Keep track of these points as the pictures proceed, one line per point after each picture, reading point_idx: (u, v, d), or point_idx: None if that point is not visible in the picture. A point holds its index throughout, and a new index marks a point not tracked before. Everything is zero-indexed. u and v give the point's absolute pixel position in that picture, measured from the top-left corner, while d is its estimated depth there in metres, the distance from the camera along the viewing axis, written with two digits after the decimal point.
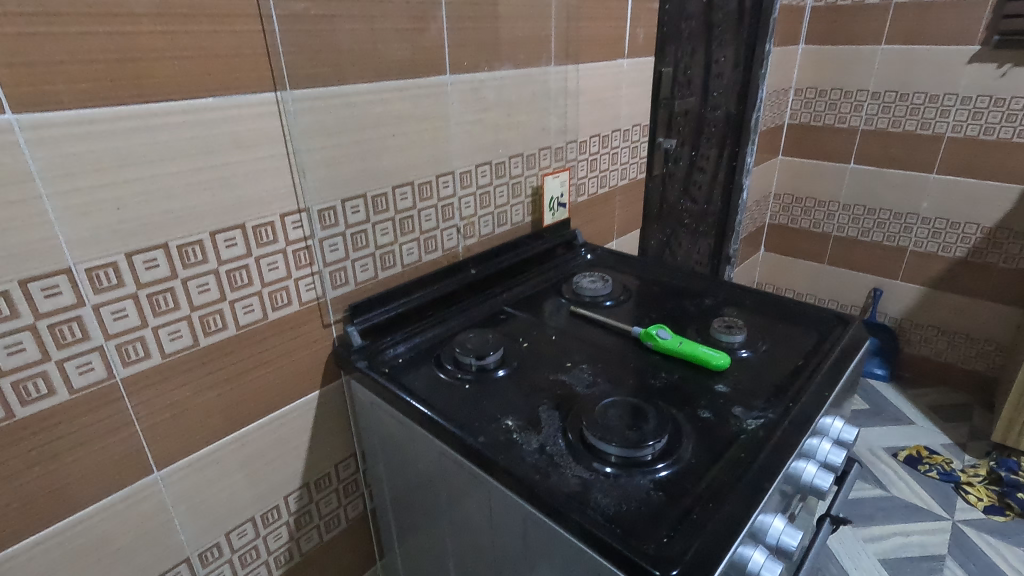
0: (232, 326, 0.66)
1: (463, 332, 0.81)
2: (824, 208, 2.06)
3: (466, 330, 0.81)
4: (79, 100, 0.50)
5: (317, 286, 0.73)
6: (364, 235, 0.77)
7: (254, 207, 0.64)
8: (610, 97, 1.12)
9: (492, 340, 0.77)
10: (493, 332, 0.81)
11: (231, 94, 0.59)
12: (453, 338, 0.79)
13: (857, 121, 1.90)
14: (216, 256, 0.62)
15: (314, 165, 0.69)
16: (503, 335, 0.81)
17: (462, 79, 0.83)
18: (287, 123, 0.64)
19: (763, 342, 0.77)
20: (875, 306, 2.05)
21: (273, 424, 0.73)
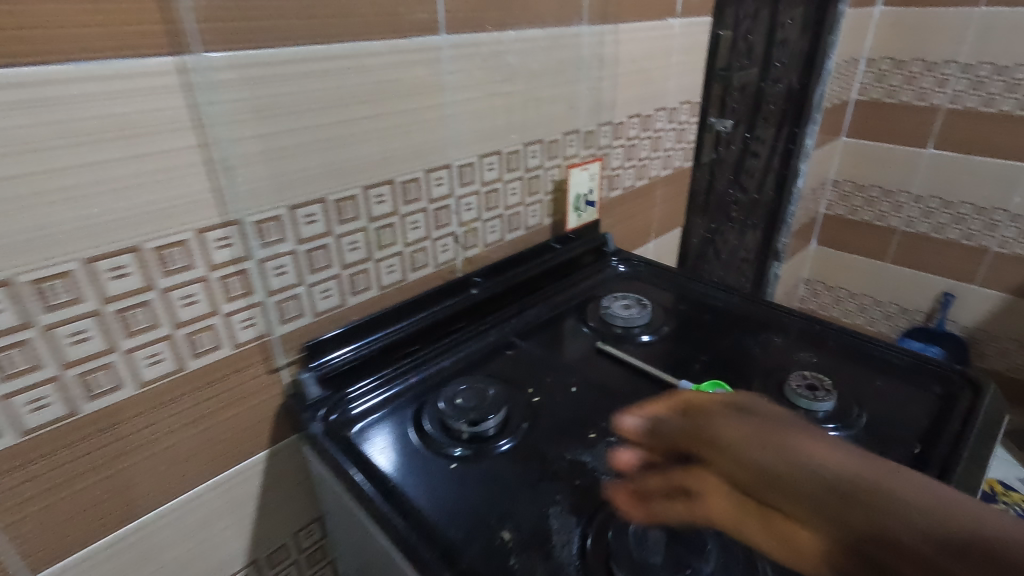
0: (131, 383, 0.48)
1: (456, 380, 0.62)
2: (892, 199, 1.79)
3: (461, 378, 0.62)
4: None
5: (258, 323, 0.55)
6: (325, 252, 0.57)
7: (153, 223, 0.45)
8: (656, 67, 0.89)
9: (493, 396, 0.59)
10: (495, 381, 0.62)
11: (103, 58, 0.40)
12: (443, 389, 0.61)
13: (941, 99, 1.62)
14: (98, 293, 0.44)
15: (247, 161, 0.49)
16: (509, 384, 0.63)
17: (464, 41, 0.61)
18: (200, 102, 0.45)
19: (859, 410, 0.57)
20: (944, 313, 1.80)
21: (203, 497, 0.57)
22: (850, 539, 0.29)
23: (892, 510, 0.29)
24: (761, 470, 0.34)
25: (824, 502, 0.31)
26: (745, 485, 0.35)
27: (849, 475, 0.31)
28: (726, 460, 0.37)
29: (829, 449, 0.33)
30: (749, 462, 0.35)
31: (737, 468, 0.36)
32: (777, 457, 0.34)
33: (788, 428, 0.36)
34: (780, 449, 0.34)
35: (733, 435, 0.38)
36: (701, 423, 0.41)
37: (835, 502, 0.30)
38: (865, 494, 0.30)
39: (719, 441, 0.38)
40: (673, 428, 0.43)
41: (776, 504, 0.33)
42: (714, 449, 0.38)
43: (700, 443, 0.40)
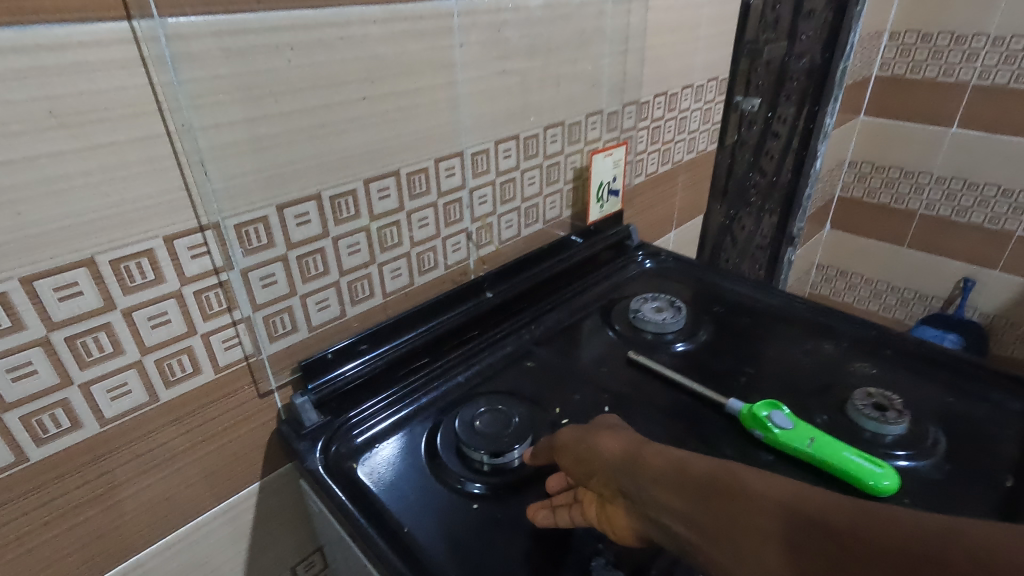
0: (93, 421, 0.40)
1: (473, 398, 0.55)
2: (913, 181, 1.71)
3: (478, 396, 0.55)
4: None
5: (244, 342, 0.47)
6: (321, 258, 0.49)
7: (111, 231, 0.37)
8: (684, 40, 0.80)
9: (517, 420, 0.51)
10: (517, 399, 0.55)
11: (28, 24, 0.31)
12: (458, 409, 0.53)
13: (969, 75, 1.52)
14: (43, 318, 0.36)
15: (224, 152, 0.41)
16: (532, 402, 0.55)
17: (477, 7, 0.52)
18: (163, 82, 0.36)
19: (936, 437, 0.50)
20: (963, 299, 1.74)
21: (187, 541, 0.50)
22: (729, 533, 0.29)
23: (727, 490, 0.30)
24: (639, 485, 0.36)
25: (667, 485, 0.34)
26: (630, 496, 0.37)
27: (696, 474, 0.33)
28: (619, 482, 0.38)
29: (658, 447, 0.37)
30: (630, 477, 0.37)
31: (635, 491, 0.37)
32: (638, 468, 0.37)
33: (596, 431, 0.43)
34: (643, 463, 0.37)
35: (613, 460, 0.39)
36: (581, 447, 0.42)
37: (671, 489, 0.34)
38: (696, 476, 0.33)
39: (602, 463, 0.40)
40: (563, 455, 0.44)
41: (660, 507, 0.34)
42: (604, 477, 0.39)
43: (587, 468, 0.41)
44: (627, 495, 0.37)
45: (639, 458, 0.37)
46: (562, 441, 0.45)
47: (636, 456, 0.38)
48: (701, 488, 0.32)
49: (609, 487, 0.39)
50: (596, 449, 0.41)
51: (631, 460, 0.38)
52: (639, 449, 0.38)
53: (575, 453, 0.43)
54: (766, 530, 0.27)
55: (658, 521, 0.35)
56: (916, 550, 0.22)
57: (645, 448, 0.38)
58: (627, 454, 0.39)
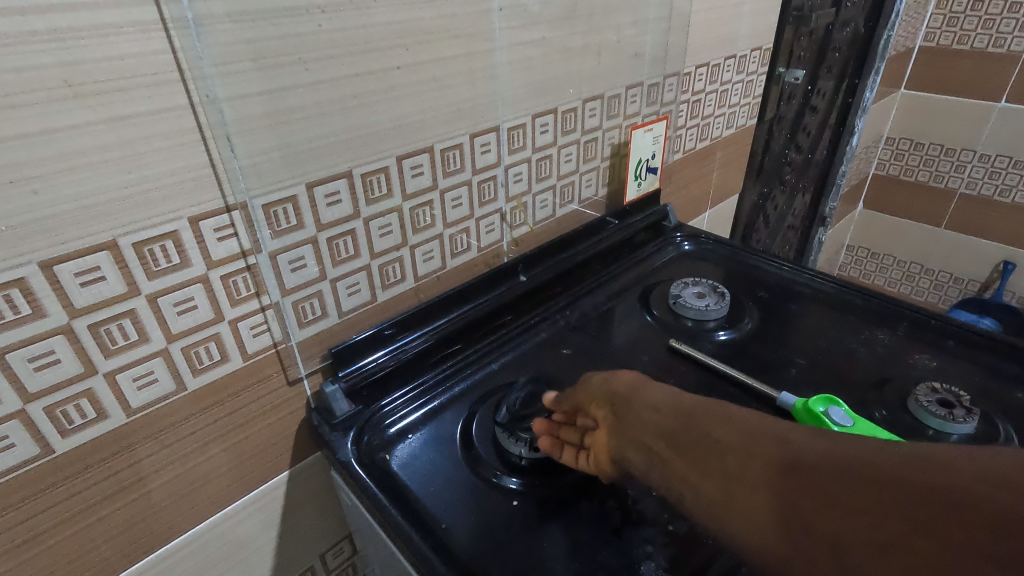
0: (118, 411, 0.38)
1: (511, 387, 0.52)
2: (953, 158, 1.63)
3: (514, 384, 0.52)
4: None
5: (272, 329, 0.44)
6: (351, 240, 0.46)
7: (131, 212, 0.34)
8: (729, 6, 0.75)
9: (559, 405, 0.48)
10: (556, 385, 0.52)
11: None
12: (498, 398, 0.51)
13: (1021, 45, 1.42)
14: (64, 305, 0.34)
15: (250, 128, 0.38)
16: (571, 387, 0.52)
17: None
18: (185, 48, 0.33)
19: (1009, 439, 0.47)
20: (1003, 283, 1.66)
21: (215, 531, 0.48)
22: (722, 460, 0.31)
23: (717, 420, 0.33)
24: (636, 412, 0.39)
25: (670, 419, 0.36)
26: (623, 424, 0.39)
27: (699, 411, 0.35)
28: (619, 411, 0.40)
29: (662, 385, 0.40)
30: (637, 411, 0.39)
31: (628, 417, 0.39)
32: (638, 397, 0.40)
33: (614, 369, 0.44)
34: (652, 402, 0.38)
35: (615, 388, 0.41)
36: (594, 379, 0.44)
37: (665, 417, 0.36)
38: (693, 410, 0.35)
39: (605, 391, 0.42)
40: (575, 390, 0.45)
41: (648, 435, 0.37)
42: (608, 407, 0.41)
43: (592, 396, 0.43)
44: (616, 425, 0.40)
45: (639, 395, 0.40)
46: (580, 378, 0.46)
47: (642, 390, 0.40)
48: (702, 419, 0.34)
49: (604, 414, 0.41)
50: (606, 381, 0.43)
51: (635, 394, 0.40)
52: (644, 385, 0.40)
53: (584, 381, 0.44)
54: (759, 458, 0.29)
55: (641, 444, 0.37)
56: (883, 467, 0.24)
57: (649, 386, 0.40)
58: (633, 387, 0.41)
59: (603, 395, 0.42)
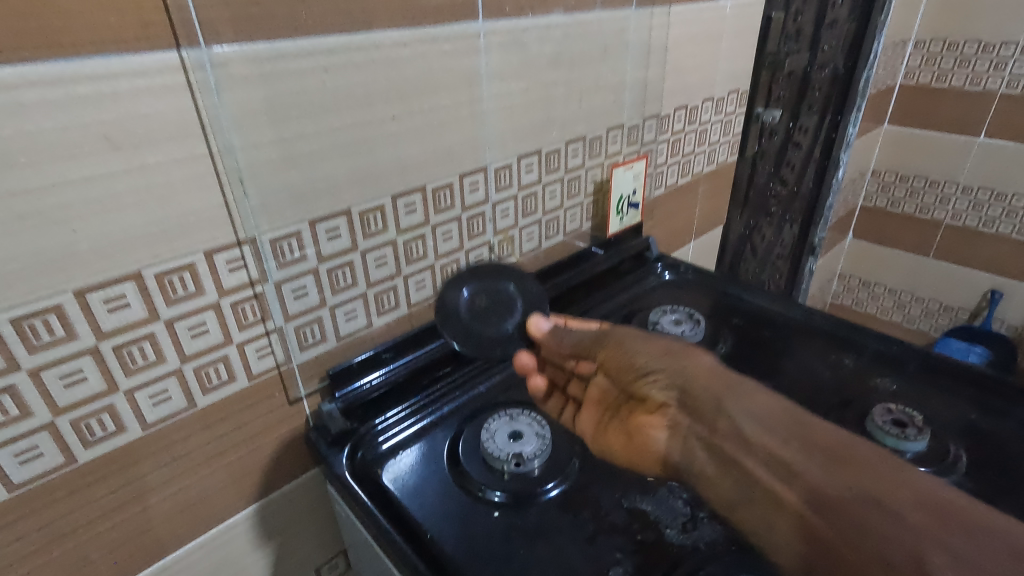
0: (135, 426, 0.42)
1: (457, 277, 0.54)
2: (938, 191, 1.68)
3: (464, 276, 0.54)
4: None
5: (276, 352, 0.49)
6: (350, 270, 0.51)
7: (154, 246, 0.39)
8: (705, 53, 0.81)
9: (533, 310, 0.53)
10: (508, 272, 0.55)
11: (85, 55, 0.33)
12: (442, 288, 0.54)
13: (996, 84, 1.49)
14: (93, 328, 0.38)
15: (261, 173, 0.43)
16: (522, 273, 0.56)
17: (503, 27, 0.54)
18: (206, 106, 0.38)
19: (958, 457, 0.50)
20: (992, 312, 1.69)
21: (217, 541, 0.52)
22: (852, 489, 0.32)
23: (845, 455, 0.34)
24: (728, 419, 0.38)
25: (780, 435, 0.36)
26: (676, 403, 0.42)
27: (833, 443, 0.35)
28: (673, 393, 0.42)
29: (764, 393, 0.40)
30: (717, 401, 0.39)
31: (719, 427, 0.38)
32: (733, 399, 0.39)
33: (690, 350, 0.44)
34: (738, 393, 0.40)
35: (705, 389, 0.41)
36: (648, 348, 0.45)
37: (783, 435, 0.36)
38: (821, 441, 0.35)
39: (674, 372, 0.43)
40: (607, 351, 0.47)
41: (748, 446, 0.37)
42: (671, 392, 0.42)
43: (659, 381, 0.43)
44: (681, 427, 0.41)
45: (738, 393, 0.40)
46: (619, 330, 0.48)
47: (737, 391, 0.40)
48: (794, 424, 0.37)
49: (664, 409, 0.43)
50: (688, 375, 0.42)
51: (724, 389, 0.40)
52: (739, 386, 0.40)
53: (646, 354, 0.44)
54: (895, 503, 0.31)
55: (721, 458, 0.38)
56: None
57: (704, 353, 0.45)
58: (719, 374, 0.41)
59: (661, 376, 0.43)
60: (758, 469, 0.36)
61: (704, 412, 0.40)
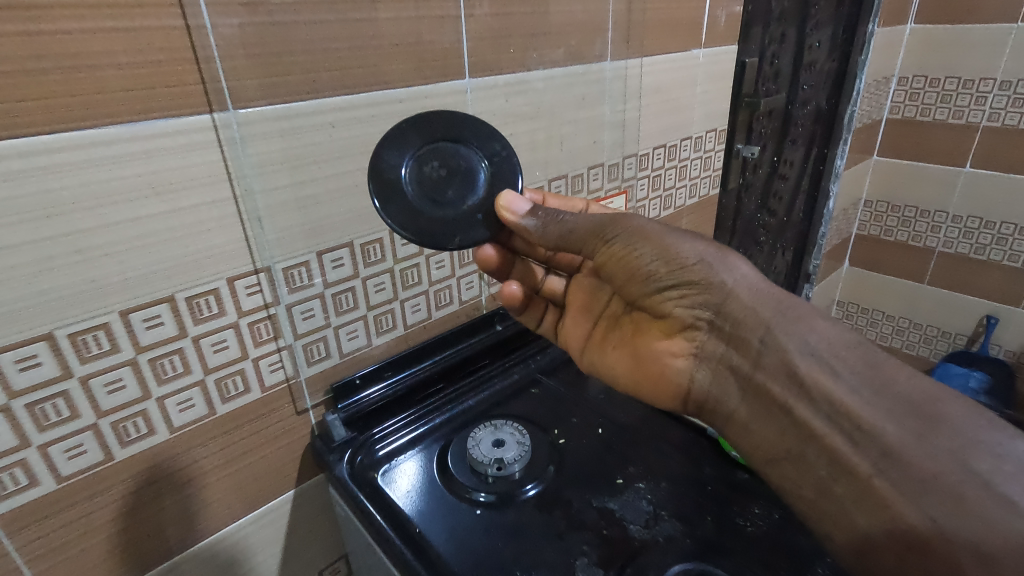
0: (163, 429, 0.49)
1: (401, 133, 0.48)
2: (929, 219, 1.68)
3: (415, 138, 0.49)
4: None
5: (286, 366, 0.55)
6: (352, 294, 0.58)
7: (184, 274, 0.46)
8: (682, 97, 0.89)
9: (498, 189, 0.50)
10: (468, 130, 0.51)
11: (138, 119, 0.41)
12: (380, 144, 0.48)
13: (978, 117, 1.50)
14: (132, 343, 0.45)
15: (276, 211, 0.50)
16: (484, 126, 0.51)
17: (489, 83, 0.62)
18: (231, 157, 0.46)
19: None
20: (987, 337, 1.68)
21: (231, 539, 0.57)
22: (924, 443, 0.38)
23: (916, 407, 0.40)
24: (778, 356, 0.45)
25: (850, 382, 0.42)
26: (700, 331, 0.50)
27: (908, 394, 0.40)
28: (697, 319, 0.50)
29: (828, 329, 0.45)
30: (752, 329, 0.47)
31: (761, 360, 0.46)
32: (778, 329, 0.46)
33: (709, 263, 0.48)
34: (776, 321, 0.46)
35: (754, 318, 0.46)
36: (656, 260, 0.49)
37: (854, 383, 0.42)
38: (892, 388, 0.41)
39: (702, 298, 0.49)
40: (608, 258, 0.51)
41: (809, 390, 0.43)
42: (696, 319, 0.50)
43: (691, 305, 0.49)
44: (702, 348, 0.51)
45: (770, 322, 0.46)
46: (633, 224, 0.50)
47: (786, 319, 0.46)
48: (869, 368, 0.42)
49: (688, 330, 0.51)
50: (725, 297, 0.48)
51: (747, 316, 0.47)
52: (792, 315, 0.46)
53: (675, 267, 0.48)
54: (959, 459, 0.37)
55: (749, 385, 0.47)
56: None
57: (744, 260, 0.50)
58: (781, 308, 0.46)
59: (688, 303, 0.49)
60: (816, 418, 0.43)
61: (748, 343, 0.47)
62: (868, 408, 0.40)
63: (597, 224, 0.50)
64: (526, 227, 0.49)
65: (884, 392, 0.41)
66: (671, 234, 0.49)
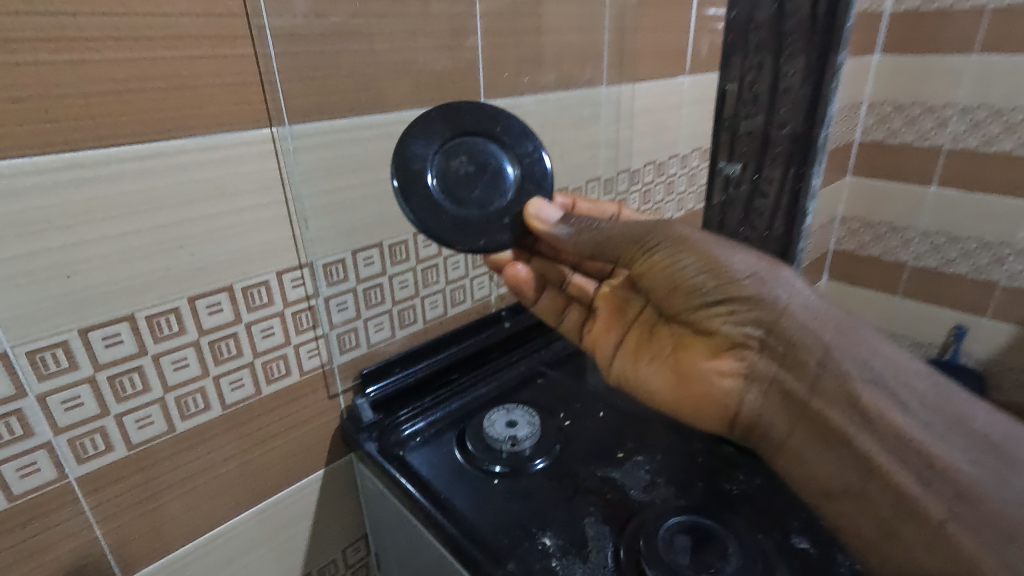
0: (217, 406, 0.55)
1: (430, 122, 0.54)
2: (900, 235, 1.68)
3: (445, 133, 0.54)
4: None
5: (322, 352, 0.61)
6: (380, 290, 0.65)
7: (244, 266, 0.52)
8: (669, 119, 0.98)
9: (526, 196, 0.55)
10: (500, 134, 0.56)
11: (214, 132, 0.47)
12: (410, 134, 0.53)
13: (942, 140, 1.52)
14: (196, 326, 0.51)
15: (320, 213, 0.57)
16: (518, 131, 0.57)
17: (502, 104, 0.70)
18: (286, 166, 0.53)
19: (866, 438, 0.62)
20: (957, 346, 1.67)
21: (268, 512, 0.63)
22: (1004, 488, 0.37)
23: (994, 450, 0.38)
24: (838, 382, 0.43)
25: (919, 418, 0.40)
26: (751, 351, 0.47)
27: (983, 435, 0.39)
28: (745, 338, 0.47)
29: (893, 356, 0.43)
30: (806, 351, 0.44)
31: (821, 385, 0.43)
32: (836, 354, 0.43)
33: (758, 279, 0.46)
34: (834, 343, 0.43)
35: (814, 338, 0.44)
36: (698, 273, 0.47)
37: (926, 420, 0.40)
38: (966, 426, 0.40)
39: (752, 316, 0.46)
40: (646, 269, 0.50)
41: (871, 420, 0.41)
42: (745, 338, 0.47)
43: (740, 321, 0.47)
44: (753, 368, 0.47)
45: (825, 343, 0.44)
46: (674, 230, 0.49)
47: (846, 341, 0.44)
48: (940, 400, 0.41)
49: (735, 349, 0.48)
50: (779, 314, 0.45)
51: (801, 336, 0.44)
52: (854, 337, 0.44)
53: (720, 279, 0.46)
54: None
55: (805, 413, 0.44)
56: None
57: (800, 274, 0.47)
58: (840, 330, 0.44)
59: (736, 320, 0.47)
60: (881, 454, 0.40)
61: (805, 365, 0.44)
62: (940, 444, 0.39)
63: (638, 230, 0.50)
64: (556, 233, 0.52)
65: (956, 428, 0.40)
66: (718, 244, 0.48)
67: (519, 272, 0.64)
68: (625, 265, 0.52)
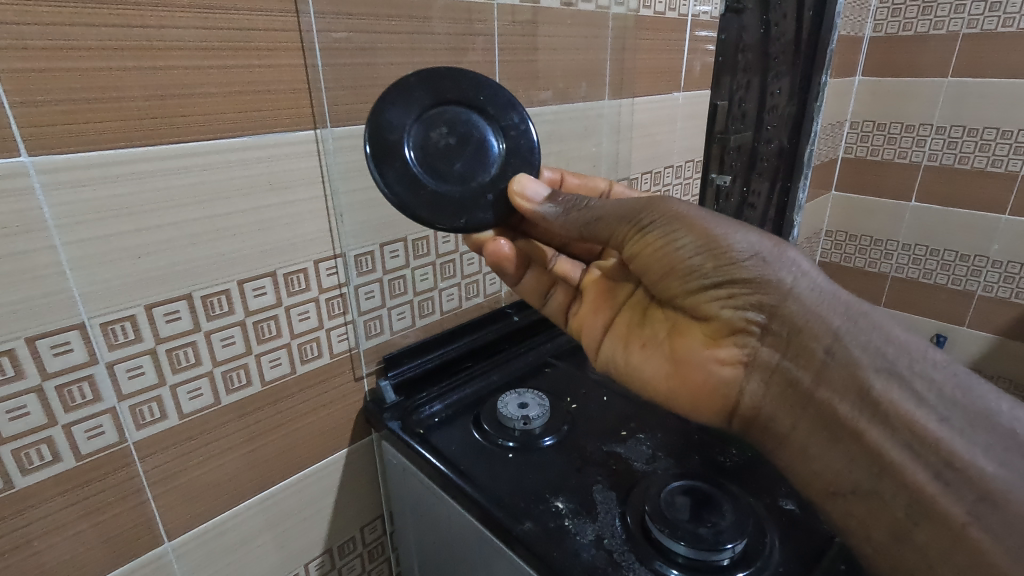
0: (257, 382, 0.60)
1: (409, 88, 0.56)
2: (881, 247, 1.76)
3: (425, 101, 0.57)
4: (82, 140, 0.44)
5: (350, 337, 0.67)
6: (403, 281, 0.70)
7: (287, 254, 0.58)
8: (666, 132, 1.06)
9: (512, 170, 0.59)
10: (483, 104, 0.59)
11: (268, 132, 0.53)
12: (387, 100, 0.55)
13: (919, 157, 1.61)
14: (243, 307, 0.56)
15: (353, 208, 0.63)
16: (501, 103, 0.60)
17: None
18: (326, 164, 0.59)
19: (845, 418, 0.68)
20: None
21: (296, 487, 0.68)
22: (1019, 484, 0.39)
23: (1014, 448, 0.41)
24: (845, 369, 0.46)
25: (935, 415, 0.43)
26: (753, 339, 0.51)
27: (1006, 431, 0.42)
28: (749, 324, 0.51)
29: (908, 344, 0.46)
30: (807, 338, 0.48)
31: (826, 372, 0.47)
32: (840, 341, 0.47)
33: (761, 266, 0.50)
34: (839, 330, 0.47)
35: (820, 325, 0.48)
36: (705, 259, 0.51)
37: (943, 413, 0.43)
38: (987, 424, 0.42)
39: (755, 304, 0.50)
40: (647, 250, 0.55)
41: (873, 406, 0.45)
42: (748, 325, 0.51)
43: (742, 306, 0.51)
44: (753, 355, 0.52)
45: (826, 330, 0.48)
46: (670, 209, 0.53)
47: (857, 328, 0.47)
48: (957, 393, 0.44)
49: (737, 336, 0.52)
50: (783, 298, 0.49)
51: (801, 322, 0.49)
52: (865, 323, 0.47)
53: (723, 265, 0.51)
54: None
55: (806, 399, 0.48)
56: None
57: (806, 259, 0.52)
58: (850, 317, 0.48)
59: (739, 308, 0.51)
60: (893, 446, 0.43)
61: (812, 352, 0.48)
62: (957, 438, 0.42)
63: (631, 209, 0.54)
64: (542, 211, 0.57)
65: (974, 420, 0.43)
66: (718, 225, 0.52)
67: (502, 248, 0.65)
68: (620, 243, 0.56)
